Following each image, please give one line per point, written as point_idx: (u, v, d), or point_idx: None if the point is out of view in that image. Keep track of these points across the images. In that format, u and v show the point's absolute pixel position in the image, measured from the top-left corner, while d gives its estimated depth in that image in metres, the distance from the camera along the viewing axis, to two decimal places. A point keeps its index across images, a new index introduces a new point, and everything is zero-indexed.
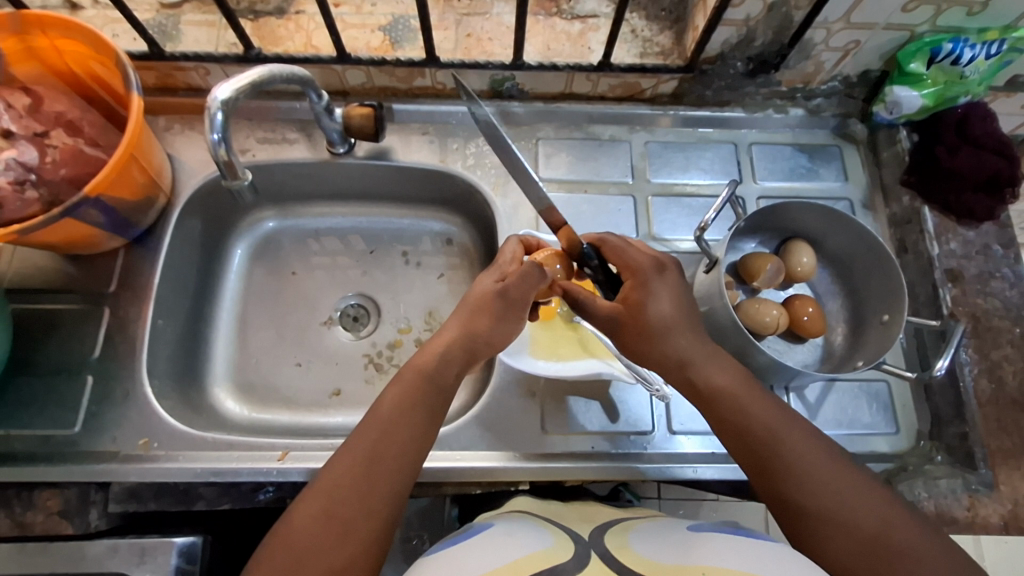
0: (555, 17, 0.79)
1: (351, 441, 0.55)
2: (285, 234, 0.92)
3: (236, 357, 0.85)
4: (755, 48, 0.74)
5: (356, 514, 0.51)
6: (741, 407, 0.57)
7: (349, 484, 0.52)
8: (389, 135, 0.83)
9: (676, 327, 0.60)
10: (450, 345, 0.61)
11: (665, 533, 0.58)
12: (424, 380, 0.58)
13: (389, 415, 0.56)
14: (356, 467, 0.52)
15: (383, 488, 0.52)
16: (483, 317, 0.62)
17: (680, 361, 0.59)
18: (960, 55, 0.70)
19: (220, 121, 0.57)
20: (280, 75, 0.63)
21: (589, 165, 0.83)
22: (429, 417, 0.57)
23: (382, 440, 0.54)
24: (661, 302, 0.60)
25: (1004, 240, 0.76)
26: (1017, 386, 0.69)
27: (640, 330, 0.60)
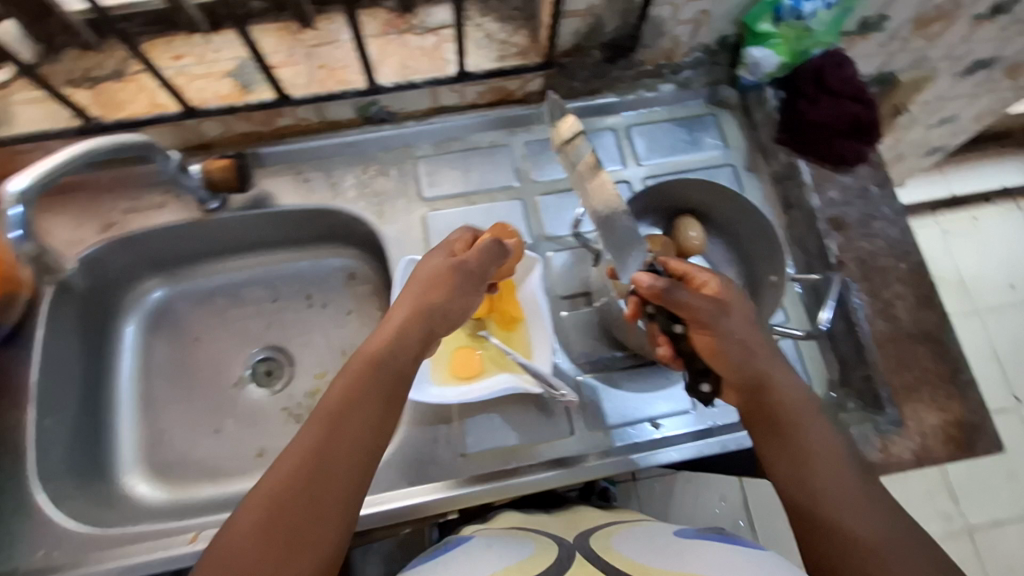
0: (406, 34, 0.77)
1: (293, 445, 0.50)
2: (180, 301, 0.88)
3: (146, 438, 0.81)
4: (607, 34, 0.74)
5: (303, 517, 0.45)
6: (771, 394, 0.53)
7: (286, 498, 0.46)
8: (262, 181, 0.80)
9: (751, 344, 0.54)
10: (398, 339, 0.56)
11: (648, 539, 0.57)
12: (377, 363, 0.54)
13: (333, 409, 0.51)
14: (304, 460, 0.48)
15: (339, 481, 0.48)
16: (432, 290, 0.59)
17: (746, 344, 0.54)
18: (801, 10, 0.70)
19: (16, 217, 0.57)
20: (94, 151, 0.60)
21: (472, 176, 0.82)
22: (384, 403, 0.53)
23: (328, 435, 0.49)
24: (739, 303, 0.56)
25: (879, 180, 0.77)
26: (911, 320, 0.71)
27: (720, 317, 0.54)
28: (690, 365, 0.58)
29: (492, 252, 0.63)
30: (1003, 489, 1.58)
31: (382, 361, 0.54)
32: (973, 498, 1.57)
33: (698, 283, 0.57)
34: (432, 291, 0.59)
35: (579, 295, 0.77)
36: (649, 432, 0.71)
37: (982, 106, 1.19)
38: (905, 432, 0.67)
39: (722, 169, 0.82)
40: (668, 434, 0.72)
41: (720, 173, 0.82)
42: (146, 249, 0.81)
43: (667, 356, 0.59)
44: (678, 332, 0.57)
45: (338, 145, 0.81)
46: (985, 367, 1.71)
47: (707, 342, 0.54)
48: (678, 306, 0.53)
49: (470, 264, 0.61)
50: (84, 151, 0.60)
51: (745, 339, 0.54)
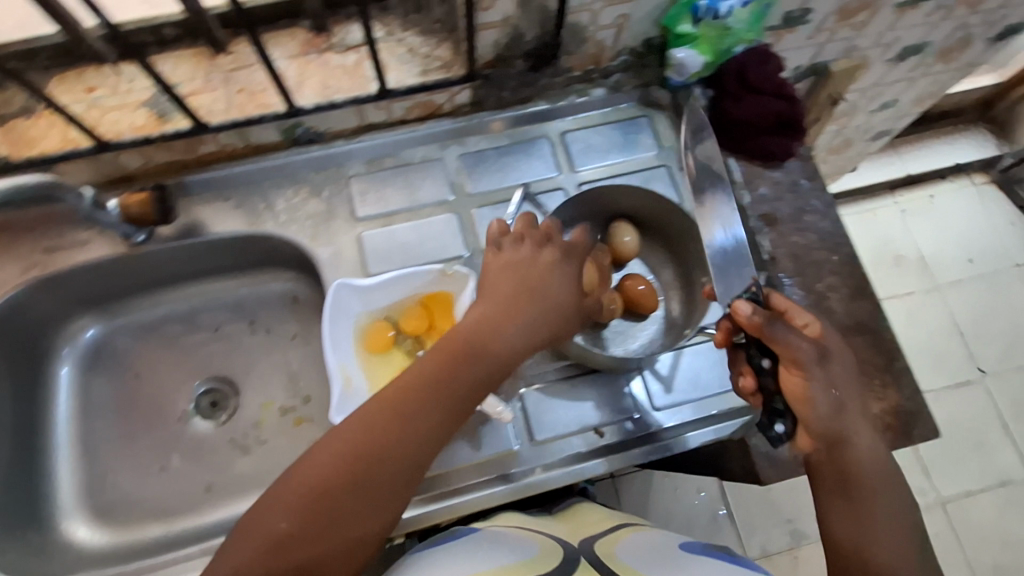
0: (326, 52, 0.75)
1: (347, 430, 0.55)
2: (117, 336, 0.86)
3: (86, 482, 0.79)
4: (528, 43, 0.73)
5: (386, 458, 0.54)
6: (852, 451, 0.57)
7: (333, 485, 0.53)
8: (190, 210, 0.78)
9: (846, 401, 0.57)
10: (472, 354, 0.59)
11: (655, 548, 0.60)
12: (474, 347, 0.59)
13: (401, 405, 0.56)
14: (399, 411, 0.56)
15: (424, 441, 0.56)
16: (546, 321, 0.62)
17: (839, 397, 0.57)
18: (717, 9, 0.70)
19: None
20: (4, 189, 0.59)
21: (406, 192, 0.81)
22: (472, 385, 0.58)
23: (423, 398, 0.57)
24: (841, 356, 0.58)
25: (809, 173, 0.77)
26: (845, 311, 0.71)
27: (826, 366, 0.56)
28: (769, 403, 0.59)
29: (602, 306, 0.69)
30: (972, 460, 1.60)
31: (451, 373, 0.58)
32: (943, 471, 1.59)
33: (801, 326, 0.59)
34: (538, 313, 0.61)
35: None
36: (594, 440, 0.71)
37: (920, 89, 1.20)
38: None
39: (704, 179, 0.68)
40: (612, 441, 0.71)
41: (704, 184, 0.68)
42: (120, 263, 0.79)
43: (747, 390, 0.61)
44: (766, 369, 0.59)
45: (267, 168, 0.79)
46: (949, 342, 1.74)
47: (797, 383, 0.56)
48: (775, 342, 0.56)
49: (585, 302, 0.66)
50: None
51: (840, 387, 0.57)
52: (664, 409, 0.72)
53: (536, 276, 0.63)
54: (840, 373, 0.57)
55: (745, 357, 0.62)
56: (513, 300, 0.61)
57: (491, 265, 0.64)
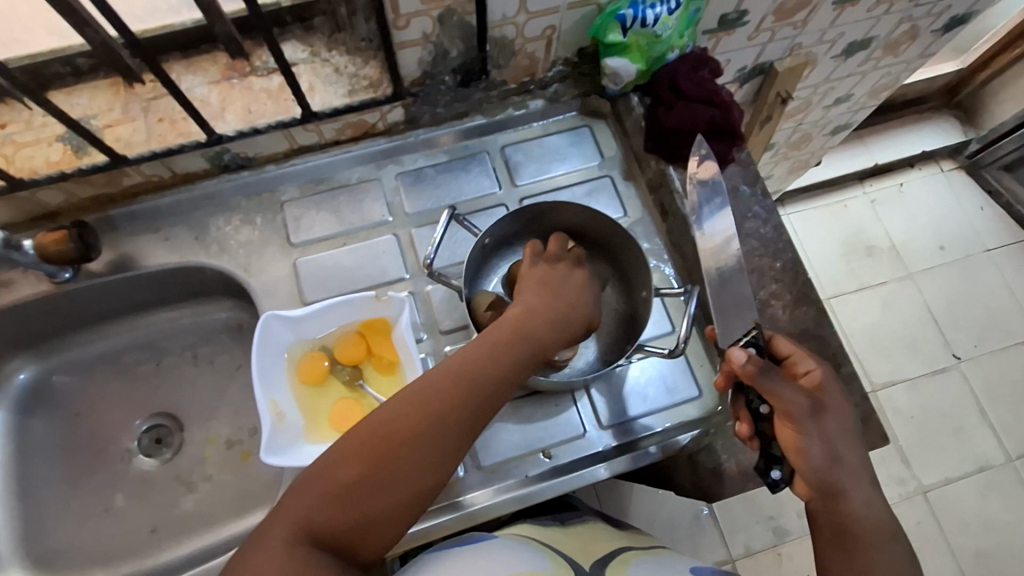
0: (249, 77, 0.73)
1: (408, 394, 0.53)
2: (55, 375, 0.83)
3: (22, 527, 0.75)
4: (454, 59, 0.71)
5: (434, 431, 0.51)
6: (850, 500, 0.56)
7: (400, 440, 0.50)
8: (119, 245, 0.76)
9: (844, 454, 0.56)
10: (533, 330, 0.58)
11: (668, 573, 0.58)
12: (520, 332, 0.58)
13: (450, 379, 0.54)
14: (449, 383, 0.53)
15: (469, 421, 0.53)
16: (588, 311, 0.63)
17: (835, 446, 0.56)
18: (644, 17, 0.69)
19: None
20: None
21: (341, 216, 0.78)
22: (518, 369, 0.56)
23: (471, 376, 0.54)
24: (839, 407, 0.58)
25: (749, 179, 0.76)
26: (790, 319, 0.70)
27: (819, 421, 0.56)
28: (766, 449, 0.59)
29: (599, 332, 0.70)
30: (950, 447, 1.59)
31: (506, 349, 0.56)
32: (924, 460, 1.58)
33: (801, 374, 0.59)
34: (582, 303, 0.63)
35: (459, 329, 0.73)
36: (543, 463, 0.69)
37: (874, 81, 1.19)
38: None
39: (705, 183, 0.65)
40: (561, 463, 0.69)
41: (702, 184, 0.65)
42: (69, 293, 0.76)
43: (744, 434, 0.61)
44: (762, 415, 0.59)
45: (197, 197, 0.77)
46: (924, 330, 1.73)
47: (790, 435, 0.56)
48: (770, 395, 0.55)
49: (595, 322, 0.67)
50: None
51: (837, 434, 0.57)
52: (611, 427, 0.70)
53: (575, 279, 0.64)
54: (836, 426, 0.57)
55: (744, 401, 0.61)
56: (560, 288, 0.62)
57: (531, 266, 0.64)
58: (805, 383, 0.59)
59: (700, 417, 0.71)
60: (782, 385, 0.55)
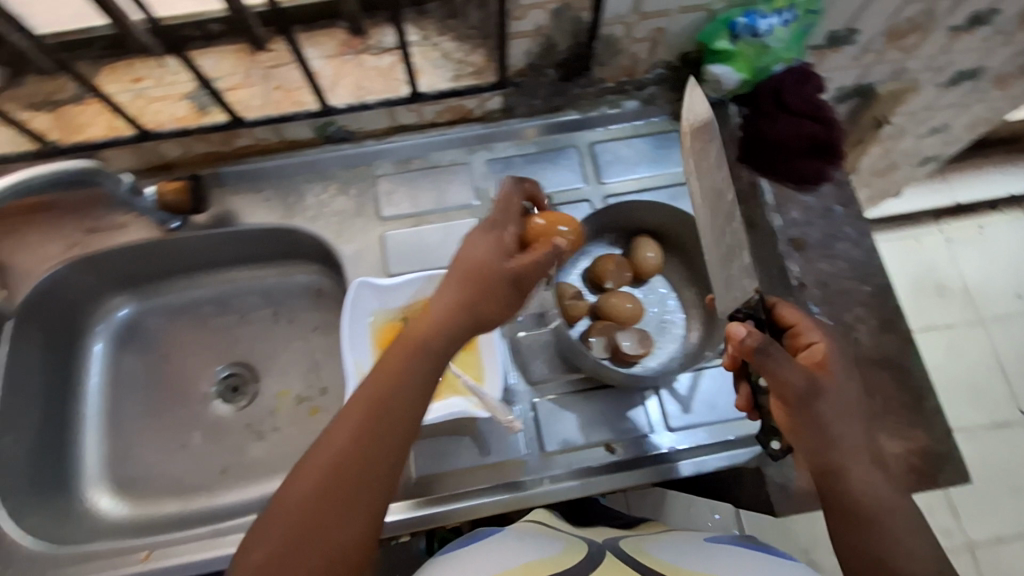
0: (362, 54, 0.77)
1: (317, 452, 0.48)
2: (148, 316, 0.89)
3: (110, 454, 0.82)
4: (561, 53, 0.73)
5: (350, 479, 0.47)
6: (864, 480, 0.49)
7: (322, 497, 0.46)
8: (224, 200, 0.81)
9: (849, 421, 0.50)
10: (451, 326, 0.52)
11: (681, 543, 0.59)
12: (420, 353, 0.51)
13: (359, 422, 0.48)
14: (355, 427, 0.48)
15: (386, 457, 0.48)
16: (504, 279, 0.52)
17: (834, 423, 0.49)
18: (756, 27, 0.69)
19: None
20: (35, 180, 0.60)
21: (431, 195, 0.81)
22: (425, 392, 0.51)
23: (374, 414, 0.49)
24: (845, 386, 0.51)
25: (843, 200, 0.75)
26: (874, 345, 0.69)
27: (823, 397, 0.50)
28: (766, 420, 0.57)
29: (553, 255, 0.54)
30: (1007, 503, 1.52)
31: (409, 375, 0.50)
32: (976, 514, 1.50)
33: (805, 345, 0.54)
34: (513, 264, 0.52)
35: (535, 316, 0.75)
36: (605, 456, 0.70)
37: (975, 114, 1.14)
38: None
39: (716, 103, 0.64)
40: (623, 459, 0.70)
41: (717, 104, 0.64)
42: (169, 241, 0.81)
43: (741, 407, 0.59)
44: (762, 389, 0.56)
45: (300, 164, 0.81)
46: (991, 378, 1.65)
47: (788, 416, 0.51)
48: (771, 374, 0.49)
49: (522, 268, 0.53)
50: (28, 177, 0.60)
51: (843, 410, 0.50)
52: (676, 429, 0.71)
53: (480, 249, 0.53)
54: (846, 401, 0.50)
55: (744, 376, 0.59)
56: (467, 275, 0.52)
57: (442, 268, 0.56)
58: (805, 358, 0.53)
59: None
60: (785, 362, 0.49)
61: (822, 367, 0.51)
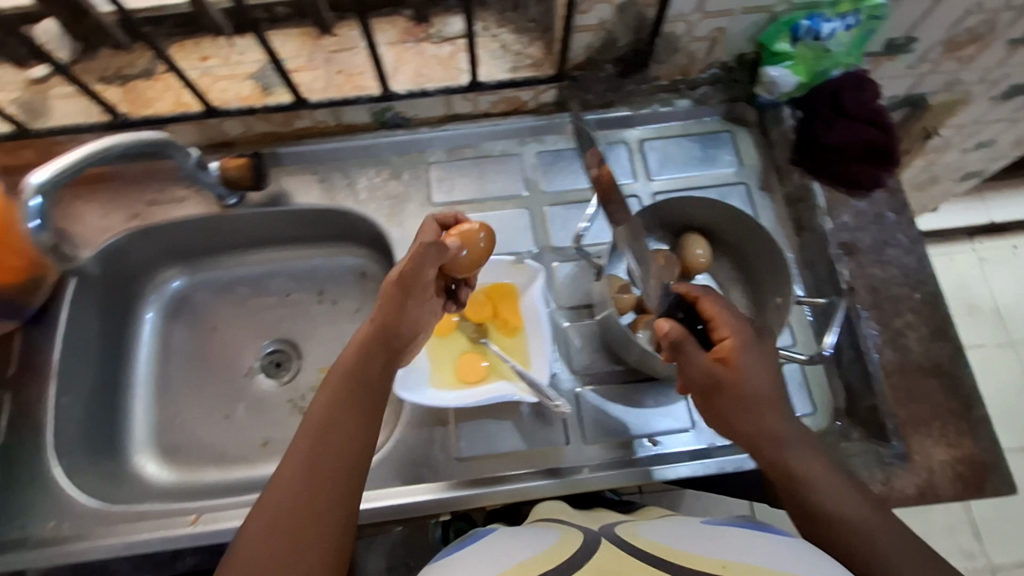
0: (423, 42, 0.78)
1: (282, 472, 0.53)
2: (198, 290, 0.91)
3: (157, 421, 0.84)
4: (620, 49, 0.74)
5: (318, 484, 0.53)
6: (788, 458, 0.55)
7: (293, 508, 0.51)
8: (279, 179, 0.83)
9: (769, 404, 0.56)
10: (368, 338, 0.60)
11: (676, 527, 0.55)
12: (353, 379, 0.59)
13: (315, 439, 0.55)
14: (310, 443, 0.55)
15: (345, 461, 0.55)
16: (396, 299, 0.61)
17: (745, 415, 0.56)
18: (819, 30, 0.69)
19: (35, 206, 0.57)
20: (120, 148, 0.60)
21: (482, 184, 0.82)
22: (367, 407, 0.58)
23: (324, 430, 0.56)
24: (757, 371, 0.56)
25: (896, 206, 0.75)
26: (922, 352, 0.70)
27: (734, 393, 0.56)
28: None
29: (430, 254, 0.62)
30: None
31: (348, 394, 0.58)
32: (999, 539, 1.48)
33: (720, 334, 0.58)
34: (405, 267, 0.61)
35: (580, 308, 0.76)
36: (646, 448, 0.70)
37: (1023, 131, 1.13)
38: (911, 467, 0.66)
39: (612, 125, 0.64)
40: (665, 451, 0.70)
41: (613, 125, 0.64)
42: (224, 217, 0.83)
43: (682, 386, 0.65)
44: None
45: (355, 148, 0.83)
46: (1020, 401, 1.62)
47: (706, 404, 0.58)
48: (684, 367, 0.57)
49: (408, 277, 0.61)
50: (108, 147, 0.60)
51: (750, 399, 0.56)
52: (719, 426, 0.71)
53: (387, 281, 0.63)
54: (763, 388, 0.56)
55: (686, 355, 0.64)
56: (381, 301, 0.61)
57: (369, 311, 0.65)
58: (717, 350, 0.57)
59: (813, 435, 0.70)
60: (695, 359, 0.56)
61: (730, 360, 0.56)
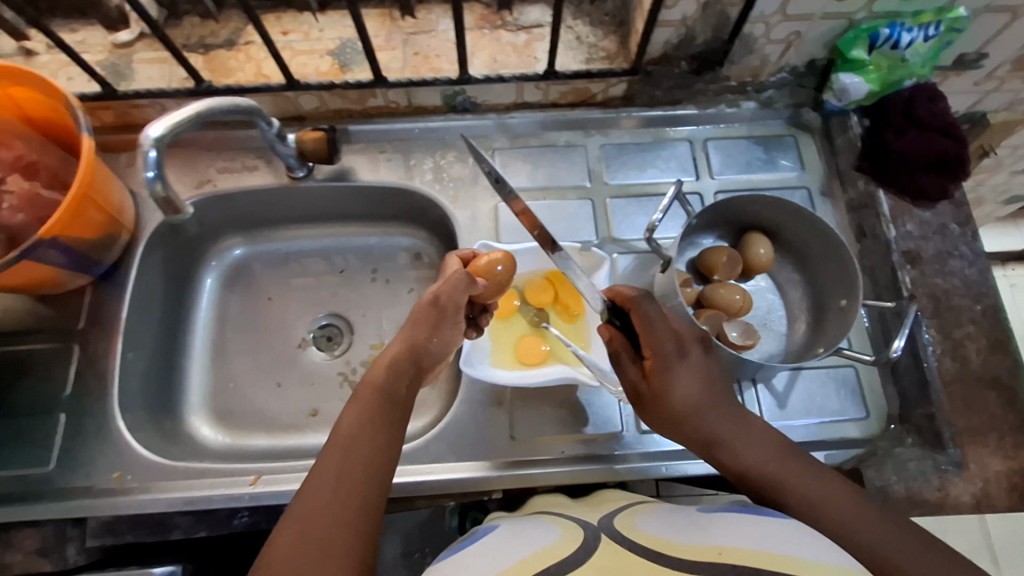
0: (500, 29, 0.80)
1: (308, 487, 0.52)
2: (255, 261, 0.92)
3: (212, 384, 0.85)
4: (697, 46, 0.75)
5: (350, 493, 0.51)
6: (734, 457, 0.56)
7: (323, 517, 0.49)
8: (348, 155, 0.84)
9: (704, 408, 0.57)
10: (399, 359, 0.62)
11: (673, 514, 0.54)
12: (379, 395, 0.59)
13: (343, 453, 0.54)
14: (338, 456, 0.54)
15: (374, 476, 0.54)
16: (427, 321, 0.64)
17: (684, 425, 0.58)
18: (898, 40, 0.71)
19: (153, 159, 0.56)
20: (221, 108, 0.62)
21: (546, 172, 0.84)
22: (391, 425, 0.58)
23: (350, 443, 0.55)
24: (685, 380, 0.58)
25: (961, 220, 0.78)
26: (981, 363, 0.72)
27: (663, 409, 0.58)
28: None
29: (456, 284, 0.64)
30: None
31: (374, 413, 0.58)
32: None
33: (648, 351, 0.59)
34: (440, 291, 0.64)
35: None
36: None
37: None
38: (967, 476, 0.69)
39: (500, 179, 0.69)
40: None
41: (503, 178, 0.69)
42: (292, 189, 0.85)
43: None
44: None
45: (423, 129, 0.85)
46: None
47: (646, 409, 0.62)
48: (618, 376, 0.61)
49: (441, 297, 0.64)
50: (208, 107, 0.61)
51: (682, 412, 0.57)
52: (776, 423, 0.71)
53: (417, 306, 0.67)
54: (694, 398, 0.57)
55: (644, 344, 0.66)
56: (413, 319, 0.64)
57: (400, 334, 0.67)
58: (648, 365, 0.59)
59: (862, 438, 0.70)
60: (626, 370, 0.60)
61: (656, 378, 0.58)
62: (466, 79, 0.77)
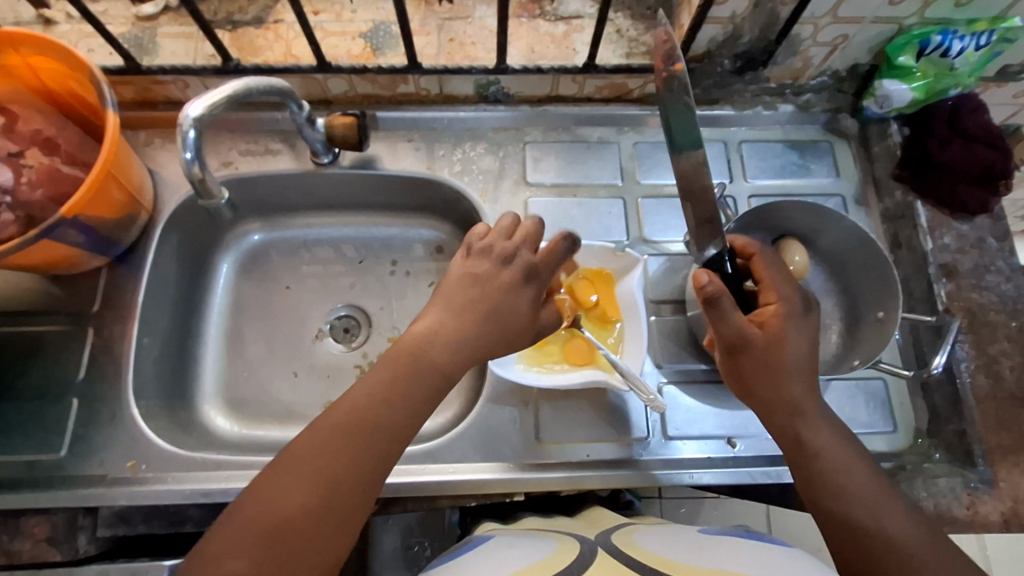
0: (538, 18, 0.78)
1: (330, 436, 0.47)
2: (273, 247, 0.89)
3: (226, 373, 0.82)
4: (742, 45, 0.73)
5: (365, 459, 0.47)
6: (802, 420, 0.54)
7: (334, 481, 0.46)
8: (374, 143, 0.82)
9: (804, 365, 0.54)
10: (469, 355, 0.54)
11: (668, 534, 0.51)
12: (420, 360, 0.52)
13: (367, 411, 0.49)
14: (362, 412, 0.48)
15: (392, 445, 0.49)
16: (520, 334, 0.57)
17: (772, 372, 0.54)
18: (949, 47, 0.69)
19: (192, 138, 0.56)
20: (258, 88, 0.61)
21: (577, 168, 0.81)
22: (425, 393, 0.51)
23: (378, 402, 0.49)
24: (800, 339, 0.55)
25: (998, 234, 0.77)
26: (1014, 380, 0.72)
27: (768, 361, 0.54)
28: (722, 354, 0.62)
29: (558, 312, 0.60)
30: None
31: (408, 376, 0.51)
32: None
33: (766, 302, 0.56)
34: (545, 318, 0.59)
35: (666, 302, 0.76)
36: (726, 449, 0.70)
37: None
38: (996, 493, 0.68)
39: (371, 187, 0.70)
40: (742, 455, 0.70)
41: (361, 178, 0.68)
42: (315, 174, 0.82)
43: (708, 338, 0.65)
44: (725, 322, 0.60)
45: (452, 119, 0.82)
46: None
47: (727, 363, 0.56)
48: (714, 321, 0.53)
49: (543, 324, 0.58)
50: (248, 86, 0.60)
51: (786, 364, 0.53)
52: None
53: (505, 288, 0.56)
54: (804, 353, 0.54)
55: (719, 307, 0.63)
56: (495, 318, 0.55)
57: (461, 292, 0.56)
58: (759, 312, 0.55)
59: (892, 452, 0.70)
60: (729, 314, 0.52)
61: (771, 326, 0.54)
62: (502, 66, 0.75)
